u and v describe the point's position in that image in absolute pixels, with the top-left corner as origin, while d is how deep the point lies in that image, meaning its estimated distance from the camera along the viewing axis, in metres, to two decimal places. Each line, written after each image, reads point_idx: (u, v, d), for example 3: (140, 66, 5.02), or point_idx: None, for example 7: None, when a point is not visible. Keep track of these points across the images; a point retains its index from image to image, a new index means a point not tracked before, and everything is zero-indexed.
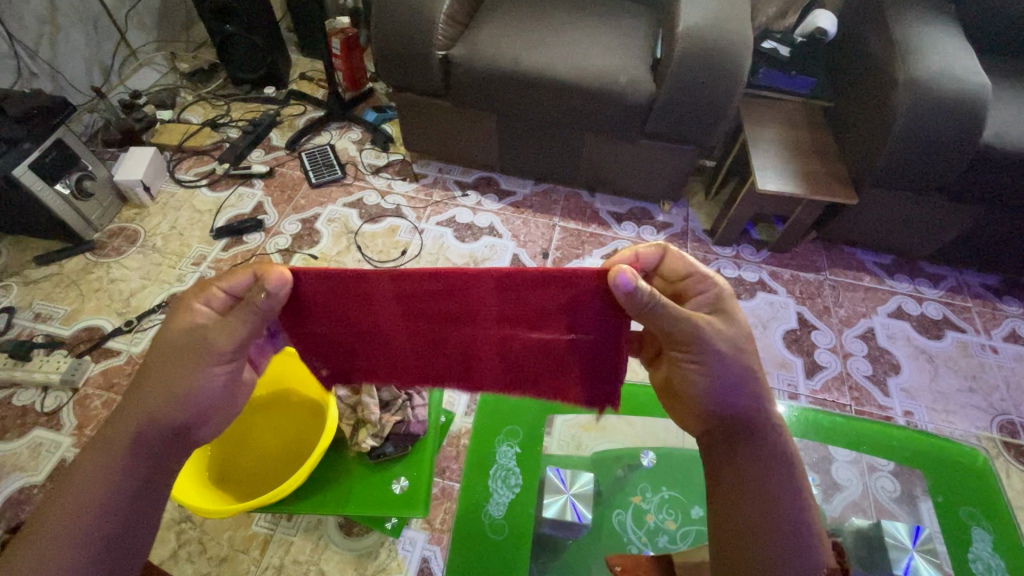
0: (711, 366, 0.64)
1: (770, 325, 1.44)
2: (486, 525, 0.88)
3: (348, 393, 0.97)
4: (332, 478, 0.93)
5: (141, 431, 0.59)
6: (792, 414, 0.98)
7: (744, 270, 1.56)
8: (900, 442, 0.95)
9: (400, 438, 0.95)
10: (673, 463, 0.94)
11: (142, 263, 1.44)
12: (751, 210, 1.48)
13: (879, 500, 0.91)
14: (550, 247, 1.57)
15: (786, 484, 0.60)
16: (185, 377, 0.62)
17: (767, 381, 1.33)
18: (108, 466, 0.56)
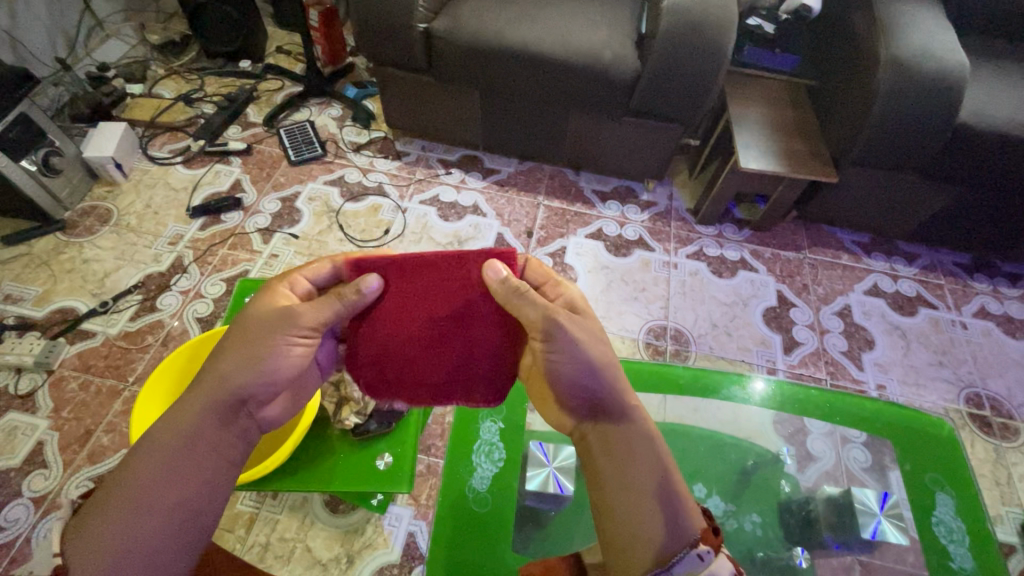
0: (579, 356, 0.66)
1: (750, 303, 1.46)
2: (471, 498, 0.88)
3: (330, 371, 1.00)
4: (323, 458, 0.93)
5: (212, 407, 0.60)
6: (770, 389, 1.00)
7: (726, 248, 1.58)
8: (871, 414, 0.98)
9: (383, 415, 0.95)
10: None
11: (115, 243, 1.40)
12: (734, 189, 1.49)
13: (851, 470, 0.94)
14: (534, 226, 1.57)
15: (651, 477, 0.63)
16: (260, 355, 0.62)
17: (746, 357, 1.36)
18: (176, 437, 0.58)
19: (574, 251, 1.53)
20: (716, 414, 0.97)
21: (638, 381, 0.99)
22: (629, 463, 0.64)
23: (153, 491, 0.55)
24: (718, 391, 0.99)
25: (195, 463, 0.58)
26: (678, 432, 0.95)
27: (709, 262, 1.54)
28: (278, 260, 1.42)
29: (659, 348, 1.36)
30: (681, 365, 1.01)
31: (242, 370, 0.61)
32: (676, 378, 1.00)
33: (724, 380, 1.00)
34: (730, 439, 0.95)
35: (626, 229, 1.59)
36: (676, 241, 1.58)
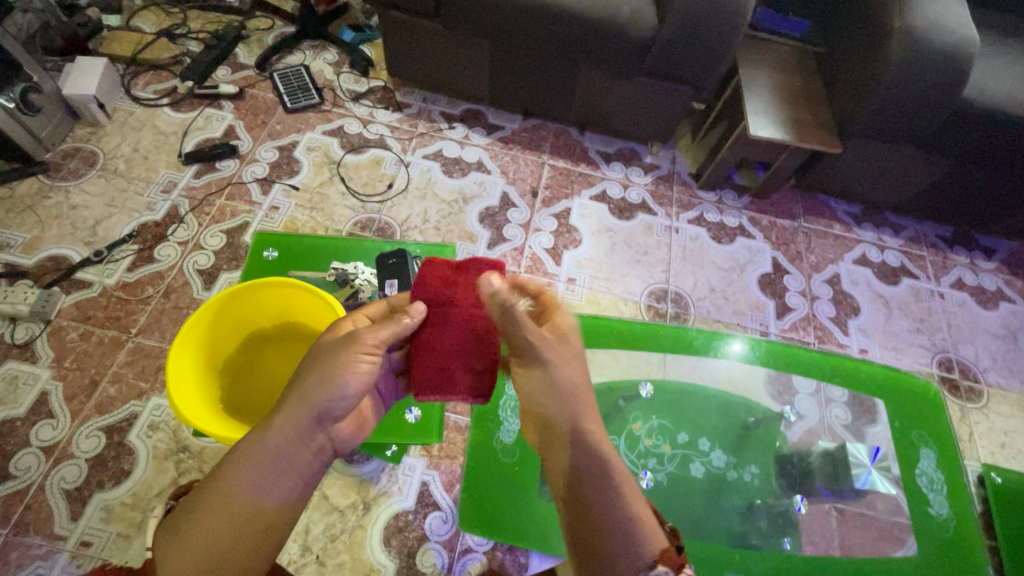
0: (549, 381, 0.70)
1: (747, 269, 1.51)
2: (498, 449, 0.93)
3: None
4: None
5: (299, 429, 0.63)
6: (776, 349, 1.05)
7: (726, 215, 1.61)
8: (867, 376, 1.05)
9: None
10: (661, 393, 0.99)
11: (104, 188, 1.33)
12: (738, 156, 1.50)
13: (833, 427, 1.00)
14: (538, 185, 1.56)
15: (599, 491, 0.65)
16: (335, 374, 0.64)
17: (740, 321, 1.42)
18: (261, 452, 0.62)
19: (578, 213, 1.53)
20: (716, 373, 1.02)
21: (642, 342, 1.03)
22: (586, 488, 0.65)
23: (237, 503, 0.60)
24: (721, 351, 1.04)
25: (277, 478, 0.62)
26: (682, 389, 1.00)
27: (710, 228, 1.57)
28: (278, 212, 1.38)
29: (660, 310, 1.40)
30: (693, 327, 1.05)
31: (321, 389, 0.64)
32: (686, 339, 1.04)
33: (728, 342, 1.05)
34: (729, 396, 1.00)
35: (629, 192, 1.60)
36: (678, 206, 1.60)
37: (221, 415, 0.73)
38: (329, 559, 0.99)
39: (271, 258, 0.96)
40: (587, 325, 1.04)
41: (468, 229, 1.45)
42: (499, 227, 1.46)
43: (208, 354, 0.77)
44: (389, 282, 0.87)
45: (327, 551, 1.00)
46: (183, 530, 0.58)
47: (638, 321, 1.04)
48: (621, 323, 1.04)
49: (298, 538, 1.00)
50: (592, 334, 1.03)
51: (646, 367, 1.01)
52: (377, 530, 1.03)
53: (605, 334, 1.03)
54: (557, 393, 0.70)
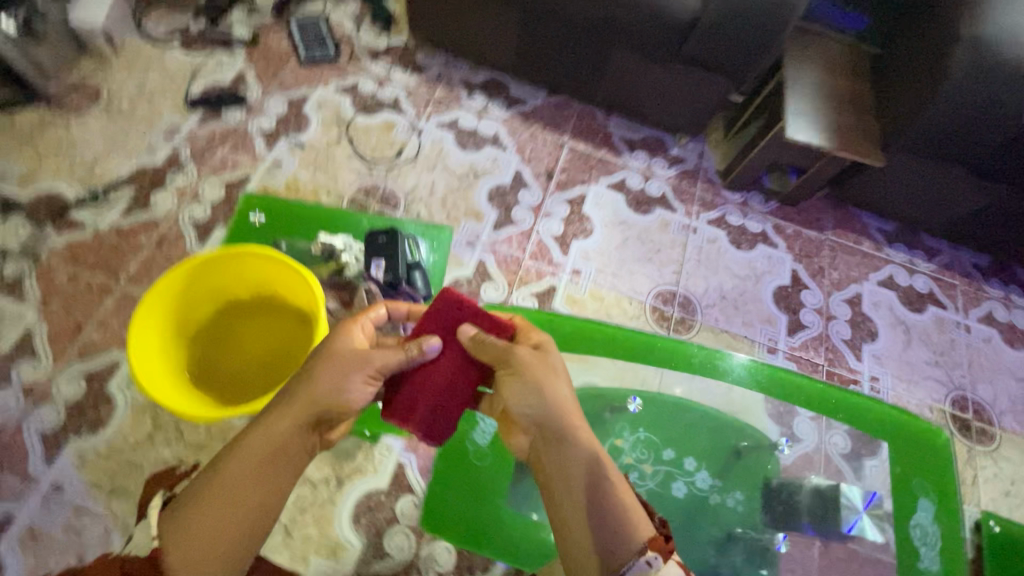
0: (534, 389, 0.70)
1: (763, 279, 1.43)
2: (471, 451, 0.90)
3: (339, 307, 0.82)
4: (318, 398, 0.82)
5: (300, 423, 0.66)
6: (779, 375, 0.98)
7: (749, 219, 1.52)
8: (878, 416, 0.98)
9: None
10: (648, 406, 0.94)
11: (106, 127, 1.29)
12: (770, 158, 1.41)
13: (830, 455, 0.95)
14: (555, 167, 1.48)
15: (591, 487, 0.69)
16: (341, 382, 0.68)
17: (749, 334, 1.35)
18: (260, 444, 0.66)
19: (592, 202, 1.45)
20: (710, 394, 0.96)
21: (635, 352, 0.97)
22: (578, 487, 0.69)
23: (237, 489, 0.63)
24: (720, 371, 0.97)
25: (274, 469, 0.66)
26: (673, 405, 0.95)
27: (730, 231, 1.48)
28: (281, 170, 1.33)
29: (665, 313, 1.33)
30: (694, 342, 0.99)
31: (325, 392, 0.67)
32: (685, 355, 0.98)
33: (727, 362, 0.98)
34: (720, 420, 0.95)
35: (650, 184, 1.52)
36: (699, 204, 1.51)
37: (185, 386, 0.71)
38: (296, 530, 0.99)
39: (258, 222, 0.92)
40: (579, 329, 0.99)
41: (475, 207, 1.39)
42: (508, 208, 1.40)
43: (178, 321, 0.74)
44: (375, 259, 0.84)
45: (295, 522, 0.99)
46: (188, 517, 0.62)
47: (634, 330, 0.99)
48: (617, 330, 0.99)
49: None
50: (582, 337, 0.98)
51: (635, 378, 0.96)
52: (346, 508, 1.01)
53: (595, 340, 0.98)
54: (533, 398, 0.70)
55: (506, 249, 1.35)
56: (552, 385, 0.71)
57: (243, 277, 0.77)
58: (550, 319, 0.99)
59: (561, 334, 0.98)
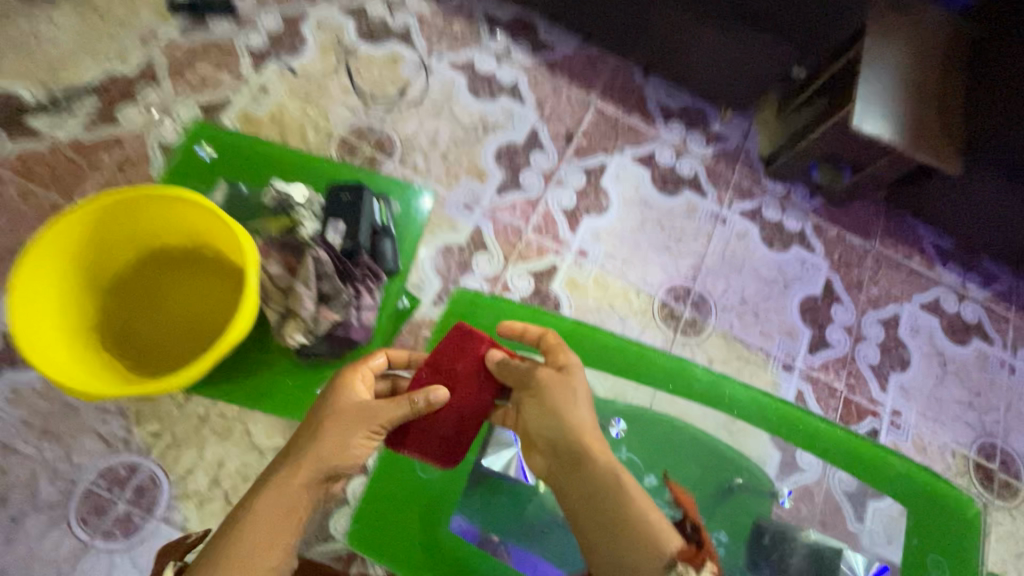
0: (553, 411, 0.71)
1: (792, 285, 1.27)
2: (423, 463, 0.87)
3: (281, 272, 0.70)
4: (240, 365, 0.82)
5: (310, 480, 0.64)
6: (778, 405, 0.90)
7: (788, 215, 1.34)
8: (897, 472, 0.89)
9: (335, 340, 0.74)
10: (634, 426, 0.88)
11: (74, 23, 1.14)
12: (825, 148, 1.22)
13: (832, 491, 0.90)
14: (576, 130, 1.31)
15: (620, 504, 0.66)
16: (344, 441, 0.66)
17: (765, 346, 1.20)
18: (270, 504, 0.63)
19: (613, 174, 1.29)
20: (699, 418, 0.89)
21: (630, 365, 0.89)
22: (601, 508, 0.67)
23: (252, 552, 0.60)
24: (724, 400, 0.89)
25: (281, 524, 0.62)
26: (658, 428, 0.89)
27: (764, 227, 1.31)
28: (266, 97, 1.18)
29: (675, 311, 1.19)
30: (696, 362, 0.89)
31: (334, 448, 0.66)
32: (685, 376, 0.89)
33: (736, 389, 0.89)
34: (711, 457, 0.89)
35: (681, 161, 1.34)
36: (733, 192, 1.33)
37: (79, 353, 0.74)
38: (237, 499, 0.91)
39: (205, 157, 0.86)
40: (571, 331, 0.90)
41: (480, 165, 1.23)
42: (517, 170, 1.24)
43: (76, 276, 0.76)
44: (334, 221, 0.75)
45: (236, 491, 0.91)
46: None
47: (632, 341, 0.89)
48: (610, 336, 0.90)
49: (209, 470, 0.91)
50: (573, 341, 0.89)
51: (622, 394, 0.88)
52: None
53: (587, 345, 0.89)
54: (553, 414, 0.71)
55: (507, 217, 1.20)
56: (575, 404, 0.71)
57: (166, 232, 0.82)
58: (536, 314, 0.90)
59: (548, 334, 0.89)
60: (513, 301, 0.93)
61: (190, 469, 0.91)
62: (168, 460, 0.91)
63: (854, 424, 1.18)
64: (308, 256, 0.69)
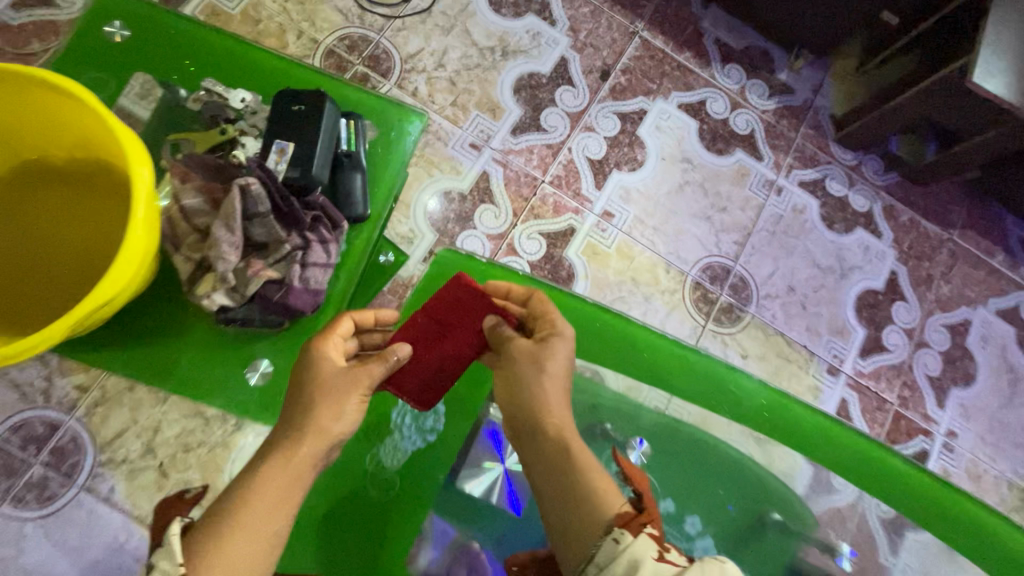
0: (512, 377, 0.54)
1: (850, 275, 1.07)
2: (371, 473, 0.61)
3: (202, 205, 0.53)
4: (137, 331, 0.58)
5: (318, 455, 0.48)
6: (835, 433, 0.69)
7: (855, 191, 1.12)
8: (968, 526, 0.67)
9: (270, 305, 0.55)
10: (660, 442, 0.66)
11: None
12: (916, 113, 1.00)
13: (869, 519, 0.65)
14: (614, 64, 1.08)
15: (564, 464, 0.49)
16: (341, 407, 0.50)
17: (810, 343, 1.02)
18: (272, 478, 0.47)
19: (653, 122, 1.07)
20: (740, 440, 0.66)
21: (664, 370, 0.69)
22: (557, 484, 0.48)
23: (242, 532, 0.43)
24: (786, 423, 0.69)
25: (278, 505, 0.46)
26: (687, 447, 0.66)
27: (825, 202, 1.10)
28: None
29: (708, 294, 1.00)
30: (749, 375, 0.70)
31: (337, 418, 0.50)
32: (732, 390, 0.69)
33: (800, 414, 0.69)
34: (749, 484, 0.66)
35: (736, 114, 1.11)
36: (794, 156, 1.11)
37: None
38: (174, 472, 0.78)
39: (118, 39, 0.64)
40: (591, 318, 0.70)
41: (494, 97, 1.02)
42: (538, 108, 1.03)
43: None
44: (279, 140, 0.57)
45: (173, 463, 0.78)
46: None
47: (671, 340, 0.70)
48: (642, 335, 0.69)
49: (143, 435, 0.78)
50: (590, 332, 0.69)
51: (650, 400, 0.67)
52: (239, 460, 0.78)
53: (609, 345, 0.69)
54: (510, 378, 0.54)
55: (521, 162, 1.00)
56: (535, 365, 0.53)
57: (46, 140, 0.58)
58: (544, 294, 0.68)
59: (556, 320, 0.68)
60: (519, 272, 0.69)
61: (120, 433, 0.78)
62: (95, 420, 0.78)
63: (901, 443, 1.01)
64: (233, 187, 0.52)
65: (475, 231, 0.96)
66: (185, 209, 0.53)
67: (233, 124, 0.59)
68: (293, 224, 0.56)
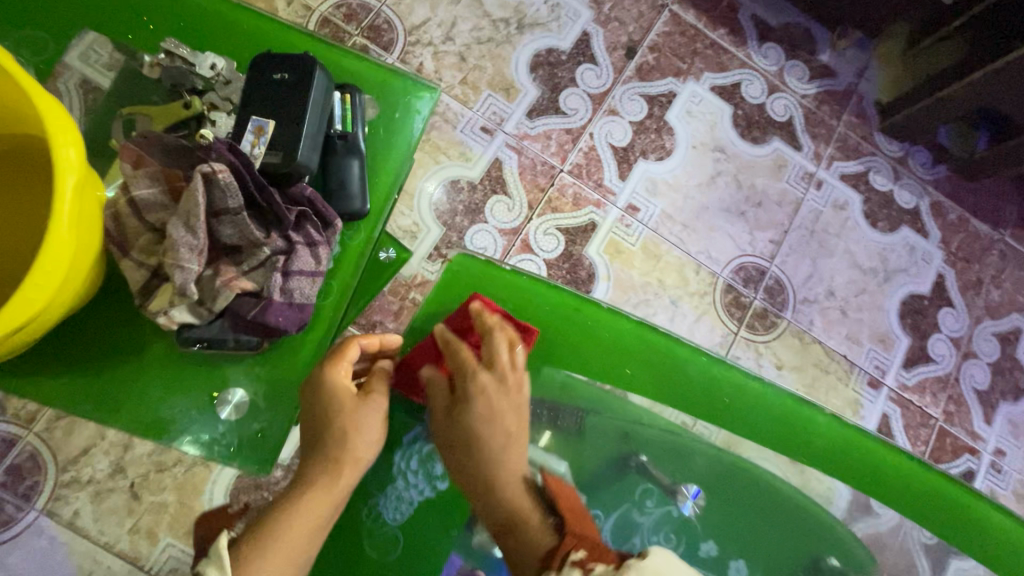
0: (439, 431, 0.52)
1: (893, 278, 0.98)
2: (370, 527, 0.52)
3: (159, 196, 0.44)
4: (82, 347, 0.49)
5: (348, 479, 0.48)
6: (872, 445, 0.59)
7: (900, 186, 1.02)
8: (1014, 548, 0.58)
9: (244, 322, 0.47)
10: (709, 480, 0.57)
11: None
12: (974, 102, 0.89)
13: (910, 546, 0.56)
14: (641, 40, 0.97)
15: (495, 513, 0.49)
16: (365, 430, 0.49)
17: (850, 354, 0.93)
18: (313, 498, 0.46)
19: (683, 107, 0.96)
20: (781, 467, 0.57)
21: (721, 401, 0.58)
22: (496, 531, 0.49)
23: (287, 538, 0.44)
24: (854, 457, 0.58)
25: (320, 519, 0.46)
26: (736, 485, 0.57)
27: (868, 197, 1.00)
28: None
29: (740, 298, 0.91)
30: (825, 410, 0.59)
31: (368, 444, 0.49)
32: (803, 428, 0.58)
33: (881, 453, 0.59)
34: (805, 535, 0.56)
35: (773, 99, 1.00)
36: (835, 147, 1.01)
37: None
38: (146, 495, 0.69)
39: None
40: (636, 339, 0.58)
41: (509, 75, 0.91)
42: (557, 88, 0.92)
43: None
44: (256, 117, 0.48)
45: (146, 484, 0.69)
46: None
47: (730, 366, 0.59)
48: (696, 360, 0.58)
49: (112, 452, 0.70)
50: (634, 356, 0.58)
51: (702, 434, 0.57)
52: (222, 480, 0.70)
53: (654, 371, 0.58)
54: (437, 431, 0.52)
55: (537, 148, 0.90)
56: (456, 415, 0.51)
57: None
58: (588, 315, 0.58)
59: (592, 340, 0.57)
60: (550, 283, 0.58)
61: (86, 449, 0.69)
62: (58, 435, 0.69)
63: (947, 462, 0.92)
64: (195, 175, 0.42)
65: (485, 225, 0.86)
66: (136, 203, 0.44)
67: (200, 95, 0.51)
68: (279, 226, 0.47)
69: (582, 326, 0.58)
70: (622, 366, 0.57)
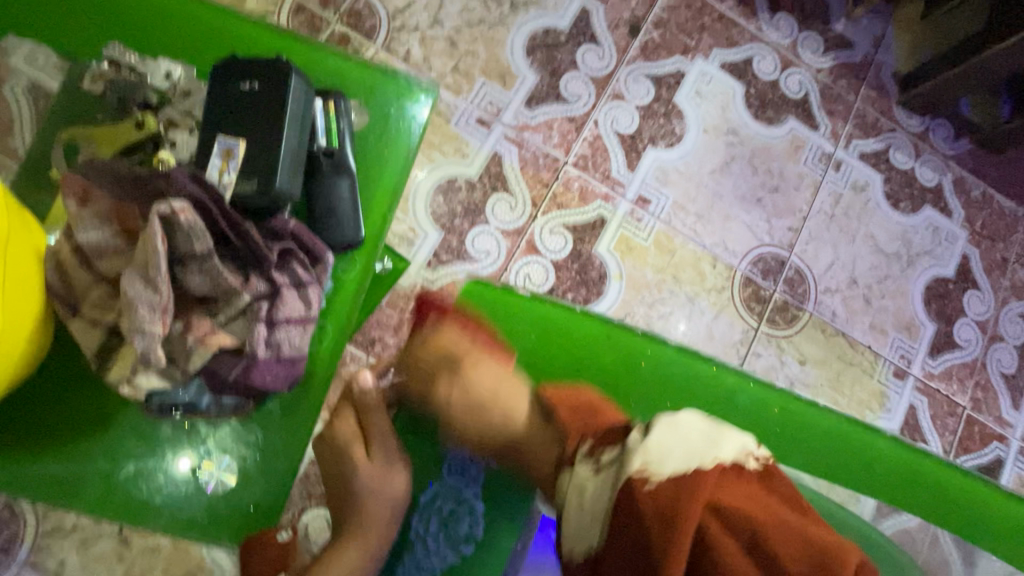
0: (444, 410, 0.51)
1: (917, 262, 0.93)
2: None
3: (110, 240, 0.39)
4: (40, 405, 0.45)
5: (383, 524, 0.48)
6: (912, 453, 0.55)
7: (922, 163, 0.96)
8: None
9: (219, 380, 0.43)
10: None
11: None
12: (1006, 72, 0.83)
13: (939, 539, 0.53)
14: (645, 15, 0.89)
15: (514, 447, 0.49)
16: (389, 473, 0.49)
17: (875, 345, 0.89)
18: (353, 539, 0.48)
19: (693, 87, 0.90)
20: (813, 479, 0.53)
21: (769, 427, 0.53)
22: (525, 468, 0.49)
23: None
24: (908, 479, 0.54)
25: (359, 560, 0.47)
26: None
27: (889, 176, 0.94)
28: None
29: (760, 291, 0.86)
30: (886, 434, 0.55)
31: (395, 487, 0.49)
32: (863, 452, 0.54)
33: (938, 472, 0.55)
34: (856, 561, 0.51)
35: (787, 75, 0.94)
36: (853, 124, 0.95)
37: None
38: (136, 539, 0.64)
39: None
40: (675, 367, 0.53)
41: (504, 60, 0.84)
42: (556, 73, 0.85)
43: None
44: (222, 137, 0.42)
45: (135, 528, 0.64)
46: None
47: (778, 391, 0.54)
48: (737, 383, 0.54)
49: None
50: (675, 387, 0.53)
51: None
52: None
53: (691, 397, 0.53)
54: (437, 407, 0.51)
55: (539, 140, 0.83)
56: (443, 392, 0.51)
57: None
58: (618, 340, 0.53)
59: (628, 371, 0.53)
60: (582, 310, 0.54)
61: None
62: None
63: (974, 451, 0.89)
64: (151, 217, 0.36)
65: (486, 227, 0.80)
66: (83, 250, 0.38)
67: (155, 110, 0.46)
68: (259, 267, 0.42)
69: (615, 353, 0.53)
70: (654, 392, 0.53)
